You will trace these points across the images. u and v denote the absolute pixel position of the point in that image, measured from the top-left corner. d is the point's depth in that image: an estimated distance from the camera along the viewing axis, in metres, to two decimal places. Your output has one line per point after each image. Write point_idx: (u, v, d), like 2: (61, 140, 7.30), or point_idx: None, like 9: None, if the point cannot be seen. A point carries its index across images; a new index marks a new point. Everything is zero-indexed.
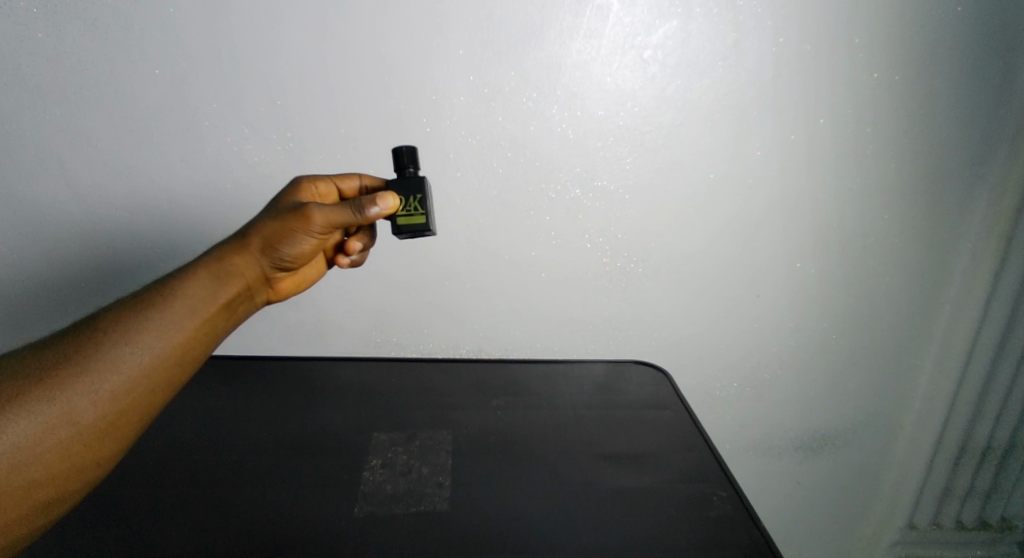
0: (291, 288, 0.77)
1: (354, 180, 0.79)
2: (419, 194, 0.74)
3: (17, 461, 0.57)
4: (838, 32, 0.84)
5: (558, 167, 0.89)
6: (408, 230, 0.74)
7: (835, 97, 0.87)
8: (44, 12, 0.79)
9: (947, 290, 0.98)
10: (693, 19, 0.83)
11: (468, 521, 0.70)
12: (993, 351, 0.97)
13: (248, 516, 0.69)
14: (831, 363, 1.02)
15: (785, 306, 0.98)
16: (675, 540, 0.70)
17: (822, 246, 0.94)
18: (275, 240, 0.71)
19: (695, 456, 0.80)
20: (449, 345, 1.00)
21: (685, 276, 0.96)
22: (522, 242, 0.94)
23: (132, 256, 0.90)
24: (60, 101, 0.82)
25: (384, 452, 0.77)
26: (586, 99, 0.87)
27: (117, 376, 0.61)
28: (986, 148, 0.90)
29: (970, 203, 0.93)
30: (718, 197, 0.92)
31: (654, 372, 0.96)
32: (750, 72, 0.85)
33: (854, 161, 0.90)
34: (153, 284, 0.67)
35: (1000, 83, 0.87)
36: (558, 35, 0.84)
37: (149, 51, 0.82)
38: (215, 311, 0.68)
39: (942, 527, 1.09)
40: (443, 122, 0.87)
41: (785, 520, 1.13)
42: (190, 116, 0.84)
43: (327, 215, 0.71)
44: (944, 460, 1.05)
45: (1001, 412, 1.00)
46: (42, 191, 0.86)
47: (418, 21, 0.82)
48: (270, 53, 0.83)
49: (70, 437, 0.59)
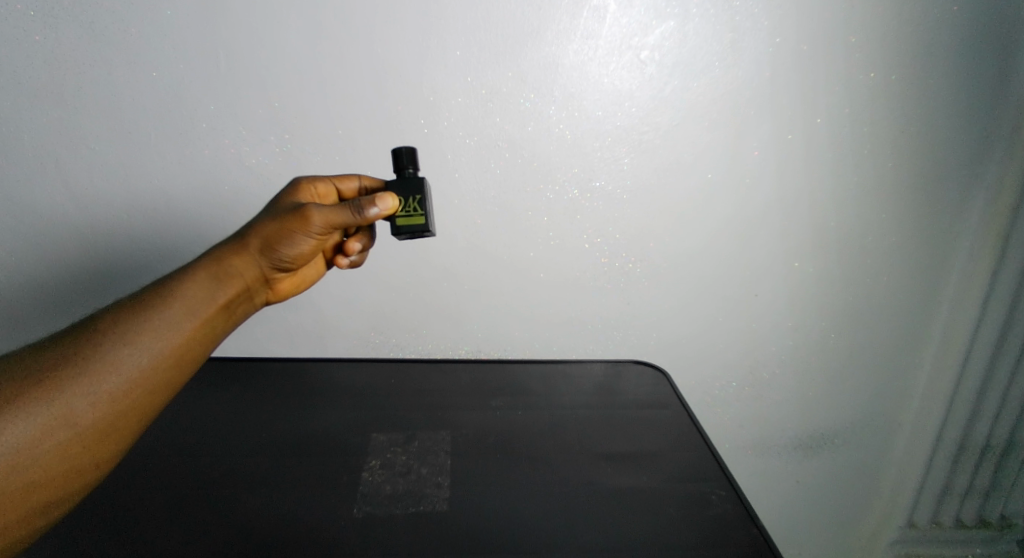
0: (290, 289, 0.77)
1: (354, 181, 0.79)
2: (417, 195, 0.74)
3: (16, 463, 0.57)
4: (835, 32, 0.84)
5: (556, 167, 0.90)
6: (408, 231, 0.74)
7: (833, 96, 0.87)
8: (41, 14, 0.79)
9: (946, 289, 0.98)
10: (690, 19, 0.84)
11: (468, 521, 0.70)
12: (992, 349, 0.98)
13: (247, 516, 0.69)
14: (830, 363, 1.02)
15: (784, 305, 0.98)
16: (676, 539, 0.70)
17: (820, 245, 0.95)
18: (274, 241, 0.71)
19: (694, 455, 0.80)
20: (448, 346, 1.00)
21: (684, 277, 0.96)
22: (520, 242, 0.94)
23: (131, 259, 0.89)
24: (58, 103, 0.82)
25: (384, 452, 0.77)
26: (583, 100, 0.87)
27: (117, 377, 0.61)
28: (984, 146, 0.90)
29: (968, 202, 0.93)
30: (716, 196, 0.92)
31: (653, 371, 0.96)
32: (747, 72, 0.86)
33: (852, 160, 0.90)
34: (152, 284, 0.67)
35: (997, 81, 0.87)
36: (556, 35, 0.84)
37: (146, 54, 0.81)
38: (214, 312, 0.68)
39: (942, 526, 1.09)
40: (441, 123, 0.87)
41: (785, 520, 1.13)
42: (188, 118, 0.84)
43: (327, 215, 0.70)
44: (943, 458, 1.05)
45: (999, 410, 1.01)
46: (42, 194, 0.85)
47: (415, 22, 0.82)
48: (268, 54, 0.82)
49: (69, 438, 0.59)
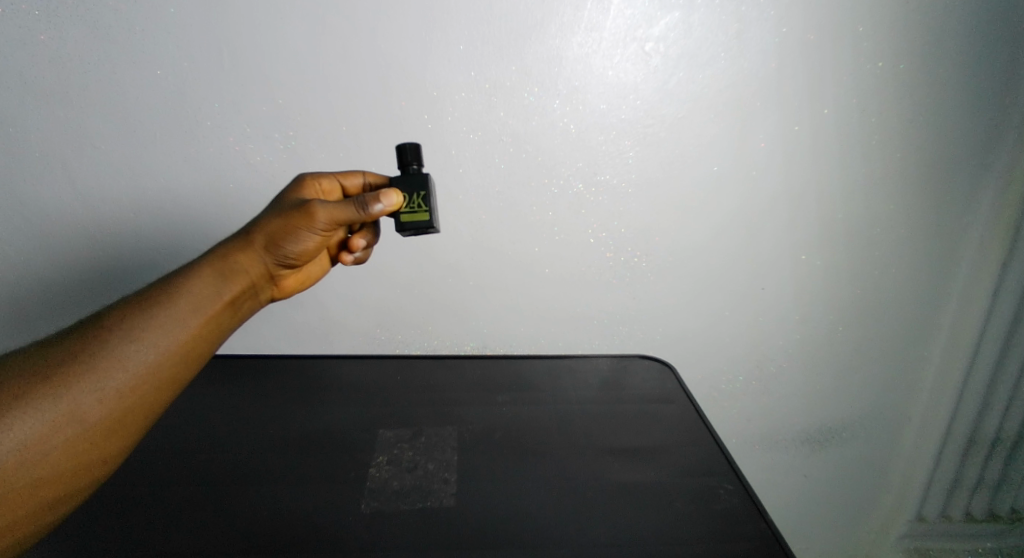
0: (295, 286, 0.77)
1: (357, 177, 0.78)
2: (422, 191, 0.74)
3: (23, 459, 0.57)
4: (841, 22, 0.83)
5: (560, 162, 0.89)
6: (412, 227, 0.74)
7: (840, 87, 0.86)
8: (45, 13, 0.79)
9: (954, 281, 0.97)
10: (695, 10, 0.83)
11: (476, 517, 0.70)
12: (1001, 343, 0.97)
13: (253, 512, 0.69)
14: (837, 356, 1.01)
15: (791, 298, 0.98)
16: (685, 534, 0.70)
17: (827, 238, 0.94)
18: (279, 238, 0.71)
19: (700, 449, 0.80)
20: (452, 343, 1.00)
21: (690, 271, 0.96)
22: (524, 238, 0.93)
23: (137, 257, 0.90)
24: (62, 101, 0.82)
25: (390, 448, 0.77)
26: (587, 93, 0.86)
27: (123, 374, 0.62)
28: (994, 136, 0.89)
29: (977, 194, 0.92)
30: (721, 189, 0.91)
31: (659, 366, 0.96)
32: (753, 63, 0.85)
33: (860, 151, 0.89)
34: (157, 281, 0.67)
35: (1006, 71, 0.86)
36: (559, 28, 0.83)
37: (149, 51, 0.81)
38: (220, 308, 0.68)
39: (951, 519, 1.09)
40: (444, 119, 0.86)
41: (792, 515, 1.13)
42: (192, 116, 0.84)
43: (331, 212, 0.70)
44: (952, 452, 1.04)
45: (1009, 403, 1.00)
46: (48, 194, 0.86)
47: (417, 18, 0.82)
48: (272, 52, 0.82)
49: (77, 434, 0.60)
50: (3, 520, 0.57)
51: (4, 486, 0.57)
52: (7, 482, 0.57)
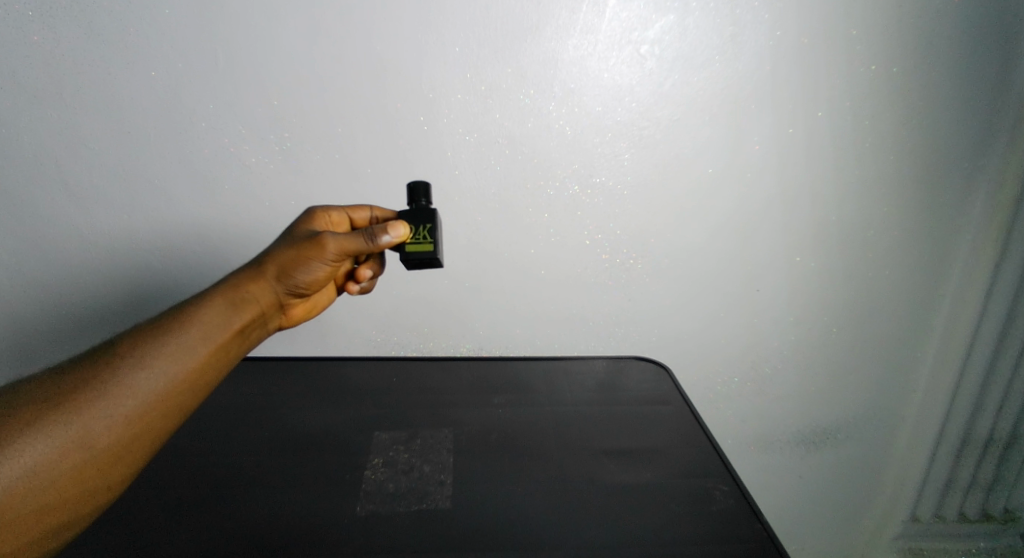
0: (303, 315, 0.77)
1: (365, 211, 0.79)
2: (427, 224, 0.75)
3: (30, 485, 0.57)
4: (835, 24, 0.84)
5: (556, 164, 0.89)
6: (416, 258, 0.74)
7: (834, 90, 0.87)
8: (40, 14, 0.79)
9: (947, 282, 0.97)
10: (690, 13, 0.83)
11: (473, 518, 0.70)
12: (995, 344, 0.97)
13: (248, 515, 0.69)
14: (832, 356, 1.02)
15: (786, 299, 0.98)
16: (681, 535, 0.70)
17: (822, 238, 0.94)
18: (289, 268, 0.72)
19: (696, 450, 0.80)
20: (448, 344, 1.00)
21: (686, 274, 0.96)
22: (521, 240, 0.94)
23: (129, 259, 0.89)
24: (56, 102, 0.82)
25: (386, 450, 0.77)
26: (583, 95, 0.86)
27: (132, 401, 0.61)
28: (986, 139, 0.90)
29: (970, 194, 0.92)
30: (717, 190, 0.91)
31: (655, 367, 0.96)
32: (747, 65, 0.85)
33: (854, 152, 0.90)
34: (170, 308, 0.67)
35: (998, 74, 0.87)
36: (555, 30, 0.83)
37: (145, 53, 0.81)
38: (229, 336, 0.68)
39: (945, 520, 1.09)
40: (440, 120, 0.86)
41: (788, 516, 1.13)
42: (187, 117, 0.84)
43: (341, 243, 0.72)
44: (945, 452, 1.05)
45: (1002, 404, 1.01)
46: (41, 195, 0.85)
47: (413, 20, 0.82)
48: (267, 53, 0.82)
49: (85, 461, 0.59)
50: (7, 546, 0.56)
51: (11, 511, 0.56)
52: (14, 507, 0.57)
